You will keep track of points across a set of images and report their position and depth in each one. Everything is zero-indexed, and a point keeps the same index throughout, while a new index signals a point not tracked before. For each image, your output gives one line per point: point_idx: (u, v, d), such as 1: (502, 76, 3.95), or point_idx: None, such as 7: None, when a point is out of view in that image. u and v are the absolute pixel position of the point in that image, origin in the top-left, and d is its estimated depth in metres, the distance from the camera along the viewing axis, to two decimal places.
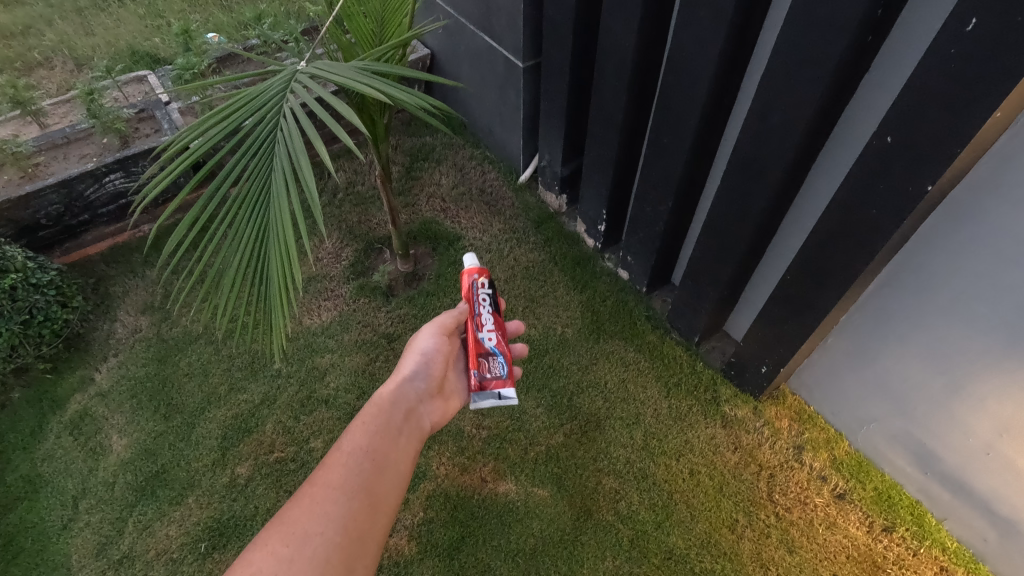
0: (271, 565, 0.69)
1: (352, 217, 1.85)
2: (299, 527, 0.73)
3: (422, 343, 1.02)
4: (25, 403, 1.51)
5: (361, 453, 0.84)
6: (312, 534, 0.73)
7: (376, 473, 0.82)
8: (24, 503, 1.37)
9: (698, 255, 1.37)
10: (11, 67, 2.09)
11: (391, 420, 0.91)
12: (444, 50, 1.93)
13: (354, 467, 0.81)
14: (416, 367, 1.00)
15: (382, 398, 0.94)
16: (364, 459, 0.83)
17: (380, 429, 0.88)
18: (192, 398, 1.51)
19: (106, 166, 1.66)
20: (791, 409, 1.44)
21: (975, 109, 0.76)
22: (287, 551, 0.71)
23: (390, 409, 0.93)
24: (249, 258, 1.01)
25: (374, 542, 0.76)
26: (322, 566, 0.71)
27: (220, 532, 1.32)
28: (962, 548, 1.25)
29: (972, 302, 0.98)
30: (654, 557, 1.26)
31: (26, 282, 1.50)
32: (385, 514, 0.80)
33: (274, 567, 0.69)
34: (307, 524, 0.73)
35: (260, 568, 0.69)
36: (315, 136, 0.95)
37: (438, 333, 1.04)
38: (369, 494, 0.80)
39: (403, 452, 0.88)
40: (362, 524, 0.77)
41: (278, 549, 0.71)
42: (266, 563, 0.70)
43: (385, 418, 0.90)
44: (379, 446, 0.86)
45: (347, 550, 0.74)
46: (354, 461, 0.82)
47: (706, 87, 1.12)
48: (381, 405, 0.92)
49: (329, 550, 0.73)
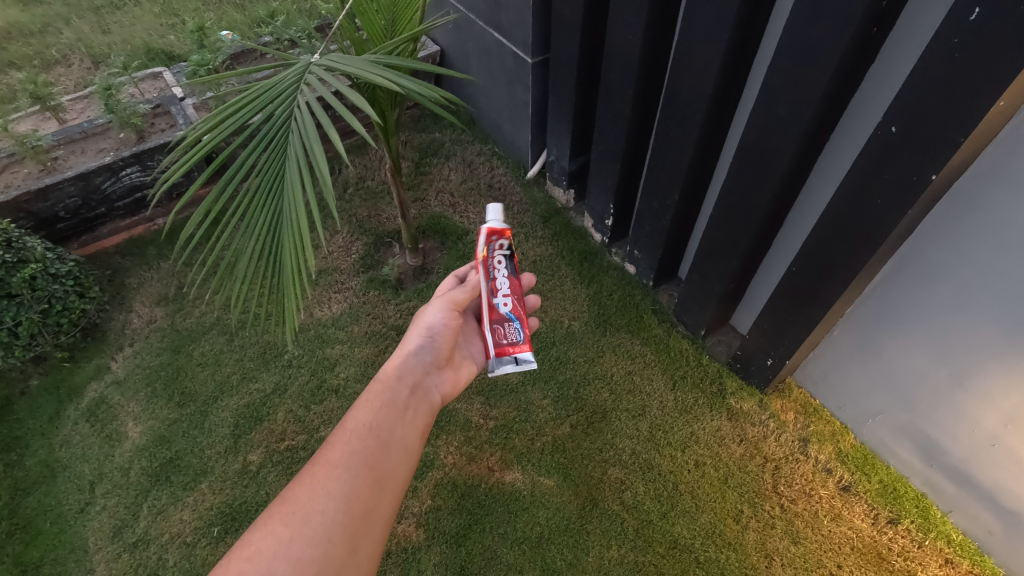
0: (271, 544, 0.71)
1: (362, 212, 1.87)
2: (300, 507, 0.75)
3: (429, 318, 1.03)
4: (43, 390, 1.55)
5: (365, 430, 0.85)
6: (313, 513, 0.75)
7: (381, 450, 0.84)
8: (42, 487, 1.41)
9: (704, 249, 1.38)
10: (30, 64, 2.14)
11: (397, 396, 0.93)
12: (454, 46, 1.95)
13: (358, 444, 0.83)
14: (421, 342, 1.01)
15: (388, 373, 0.96)
16: (369, 435, 0.84)
17: (386, 405, 0.90)
18: (205, 387, 1.54)
19: (123, 159, 1.70)
20: (797, 402, 1.45)
21: (978, 97, 0.77)
22: (287, 530, 0.73)
23: (396, 383, 0.95)
24: (264, 244, 1.04)
25: (379, 518, 0.78)
26: (323, 544, 0.73)
27: (232, 517, 1.35)
28: (968, 541, 1.25)
29: (977, 291, 0.99)
30: (658, 546, 1.27)
31: (46, 272, 1.53)
32: (390, 491, 0.81)
33: (274, 546, 0.72)
34: (309, 504, 0.75)
35: (260, 547, 0.71)
36: (328, 123, 0.97)
37: (446, 308, 1.04)
38: (373, 471, 0.81)
39: (410, 428, 0.89)
40: (365, 501, 0.78)
41: (278, 529, 0.73)
42: (266, 542, 0.72)
43: (392, 394, 0.92)
44: (384, 421, 0.88)
45: (350, 528, 0.75)
46: (359, 438, 0.84)
47: (712, 80, 1.13)
48: (387, 381, 0.95)
49: (331, 527, 0.74)
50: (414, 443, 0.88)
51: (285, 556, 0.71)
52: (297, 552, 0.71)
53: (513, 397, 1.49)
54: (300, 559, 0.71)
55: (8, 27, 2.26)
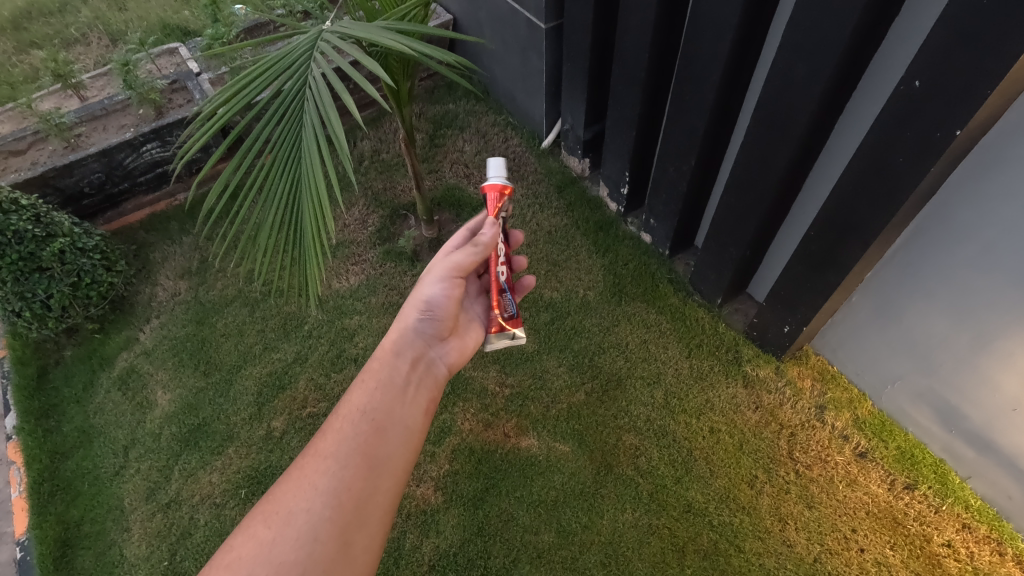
0: (252, 549, 0.72)
1: (378, 184, 1.88)
2: (283, 507, 0.76)
3: (428, 290, 0.99)
4: (77, 360, 1.61)
5: (359, 414, 0.86)
6: (297, 512, 0.75)
7: (377, 433, 0.85)
8: (80, 451, 1.47)
9: (720, 215, 1.36)
10: (51, 44, 2.17)
11: (397, 373, 0.93)
12: (466, 13, 1.93)
13: (350, 431, 0.84)
14: (420, 316, 1.00)
15: (386, 349, 0.96)
16: (363, 420, 0.85)
17: (382, 385, 0.91)
18: (230, 356, 1.58)
19: (143, 135, 1.72)
20: (815, 368, 1.44)
21: (1006, 46, 0.74)
22: (269, 533, 0.74)
23: (395, 358, 0.95)
24: (284, 214, 1.05)
25: (370, 508, 0.79)
26: (308, 544, 0.74)
27: (258, 481, 1.40)
28: (986, 506, 1.25)
29: (1002, 253, 0.96)
30: (672, 510, 1.29)
31: (74, 246, 1.57)
32: (390, 476, 0.82)
33: (256, 551, 0.72)
34: (293, 503, 0.76)
35: (240, 552, 0.72)
36: (343, 89, 0.96)
37: (445, 280, 1.00)
38: (368, 457, 0.82)
39: (412, 408, 0.90)
40: (357, 491, 0.79)
41: (260, 531, 0.74)
42: (247, 546, 0.73)
43: (389, 373, 0.92)
44: (382, 403, 0.88)
45: (340, 524, 0.76)
46: (351, 424, 0.84)
47: (729, 39, 1.09)
48: (386, 358, 0.95)
49: (317, 524, 0.75)
50: (415, 423, 0.89)
51: (266, 560, 0.71)
52: (280, 556, 0.72)
53: (528, 365, 1.50)
54: (283, 562, 0.72)
55: (28, 6, 2.29)
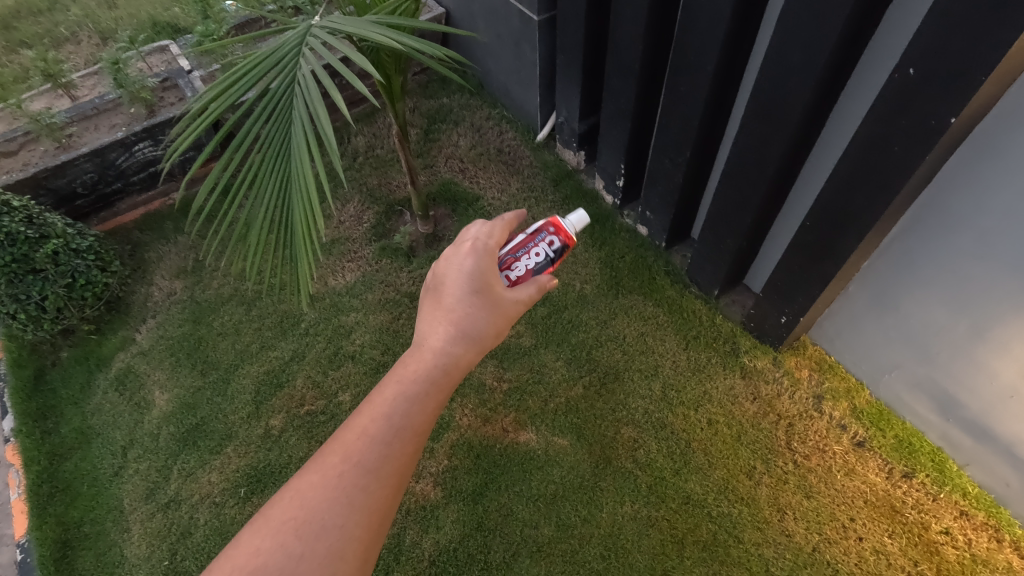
0: (278, 563, 0.60)
1: (372, 180, 1.87)
2: (313, 517, 0.63)
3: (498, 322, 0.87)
4: (73, 361, 1.61)
5: (401, 423, 0.71)
6: (329, 526, 0.63)
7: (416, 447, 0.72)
8: (78, 452, 1.47)
9: (716, 206, 1.36)
10: (41, 43, 2.15)
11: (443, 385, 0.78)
12: (458, 6, 1.91)
13: (389, 440, 0.70)
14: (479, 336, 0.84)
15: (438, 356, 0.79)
16: (405, 430, 0.71)
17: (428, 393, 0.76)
18: (227, 355, 1.58)
19: (135, 134, 1.71)
20: (812, 359, 1.44)
21: (1001, 32, 0.73)
22: (299, 546, 0.62)
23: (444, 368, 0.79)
24: (275, 211, 1.05)
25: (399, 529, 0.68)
26: (336, 565, 0.62)
27: (257, 479, 1.40)
28: (983, 493, 1.25)
29: (999, 240, 0.96)
30: (672, 502, 1.29)
31: (67, 248, 1.56)
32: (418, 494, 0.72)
33: (282, 563, 0.61)
34: (325, 515, 0.64)
35: (266, 564, 0.60)
36: (332, 86, 0.95)
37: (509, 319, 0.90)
38: (404, 473, 0.70)
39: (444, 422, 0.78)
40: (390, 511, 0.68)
41: (289, 543, 0.62)
42: (272, 556, 0.61)
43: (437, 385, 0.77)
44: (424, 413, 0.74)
45: (370, 545, 0.65)
46: (392, 433, 0.70)
47: (722, 28, 1.08)
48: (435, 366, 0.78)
49: (347, 543, 0.64)
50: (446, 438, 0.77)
51: None
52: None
53: (526, 359, 1.50)
54: None
55: (17, 5, 2.26)
